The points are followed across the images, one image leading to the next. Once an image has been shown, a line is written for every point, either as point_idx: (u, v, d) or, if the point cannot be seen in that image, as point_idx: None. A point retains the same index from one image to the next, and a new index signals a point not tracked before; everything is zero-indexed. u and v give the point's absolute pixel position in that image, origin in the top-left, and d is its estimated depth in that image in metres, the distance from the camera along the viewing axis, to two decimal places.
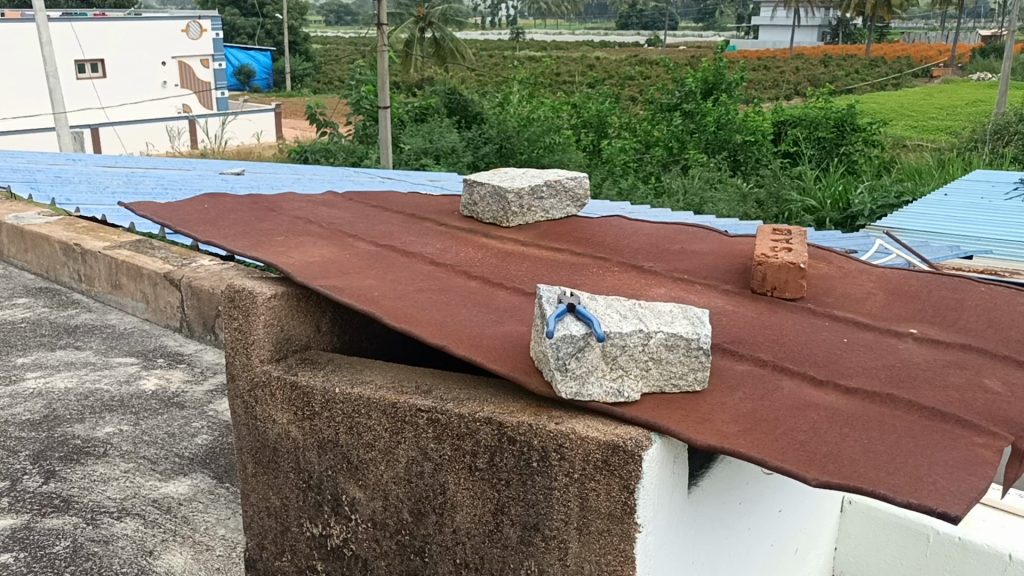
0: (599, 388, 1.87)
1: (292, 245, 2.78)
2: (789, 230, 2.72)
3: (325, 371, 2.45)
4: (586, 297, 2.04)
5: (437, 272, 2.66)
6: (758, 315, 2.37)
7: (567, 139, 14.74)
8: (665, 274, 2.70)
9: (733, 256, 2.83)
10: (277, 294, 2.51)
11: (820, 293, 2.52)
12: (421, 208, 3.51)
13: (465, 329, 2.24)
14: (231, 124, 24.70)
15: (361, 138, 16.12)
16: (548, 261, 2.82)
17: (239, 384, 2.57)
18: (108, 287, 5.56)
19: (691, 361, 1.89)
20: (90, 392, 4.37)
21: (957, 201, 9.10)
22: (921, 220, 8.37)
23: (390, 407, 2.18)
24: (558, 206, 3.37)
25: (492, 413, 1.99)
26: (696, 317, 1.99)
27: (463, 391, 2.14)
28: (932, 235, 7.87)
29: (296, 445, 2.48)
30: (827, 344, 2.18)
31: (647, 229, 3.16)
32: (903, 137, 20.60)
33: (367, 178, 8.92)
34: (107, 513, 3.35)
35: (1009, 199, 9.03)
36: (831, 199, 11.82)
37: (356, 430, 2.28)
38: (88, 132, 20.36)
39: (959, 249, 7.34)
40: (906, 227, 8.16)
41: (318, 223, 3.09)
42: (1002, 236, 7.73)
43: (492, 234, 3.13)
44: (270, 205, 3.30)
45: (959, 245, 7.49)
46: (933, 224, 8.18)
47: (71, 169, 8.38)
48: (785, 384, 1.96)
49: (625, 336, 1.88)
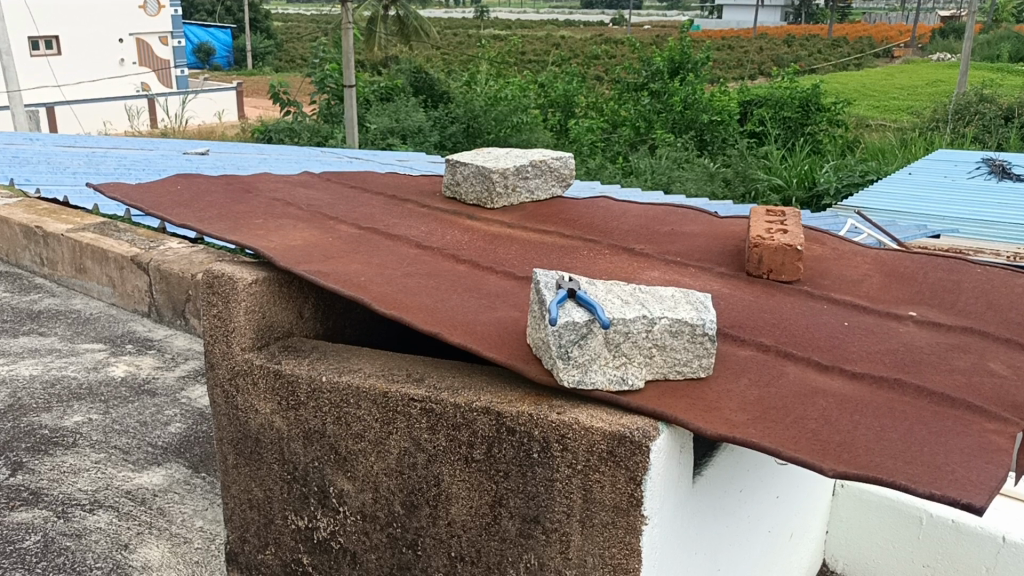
0: (603, 376, 1.81)
1: (271, 229, 2.68)
2: (783, 211, 2.67)
3: (310, 359, 2.36)
4: (585, 282, 1.98)
5: (424, 256, 2.58)
6: (756, 299, 2.32)
7: (534, 119, 14.64)
8: (657, 256, 2.64)
9: (725, 237, 2.78)
10: (259, 279, 2.42)
11: (816, 275, 2.49)
12: (402, 189, 3.41)
13: (458, 315, 2.17)
14: (191, 102, 24.22)
15: (326, 117, 15.88)
16: (537, 244, 2.75)
17: (220, 373, 2.49)
18: (71, 271, 5.39)
19: (696, 347, 1.84)
20: (57, 380, 4.23)
21: (922, 180, 9.17)
22: (887, 199, 8.43)
23: (380, 396, 2.10)
24: (543, 186, 3.29)
25: (489, 402, 1.92)
26: (700, 301, 1.94)
27: (457, 378, 2.07)
28: (900, 214, 7.91)
29: (279, 436, 2.40)
30: (828, 328, 2.14)
31: (635, 210, 3.10)
32: (864, 117, 20.77)
33: (335, 158, 8.76)
34: (78, 505, 3.24)
35: (973, 177, 9.12)
36: (797, 178, 11.92)
37: (344, 420, 2.20)
38: (44, 110, 19.83)
39: (926, 228, 7.40)
40: (873, 206, 8.21)
41: (297, 205, 2.99)
42: (969, 215, 7.78)
43: (475, 216, 3.04)
44: (246, 186, 3.19)
45: (926, 224, 7.54)
46: (901, 203, 8.22)
47: (28, 149, 8.11)
48: (789, 371, 1.92)
49: (629, 322, 1.81)
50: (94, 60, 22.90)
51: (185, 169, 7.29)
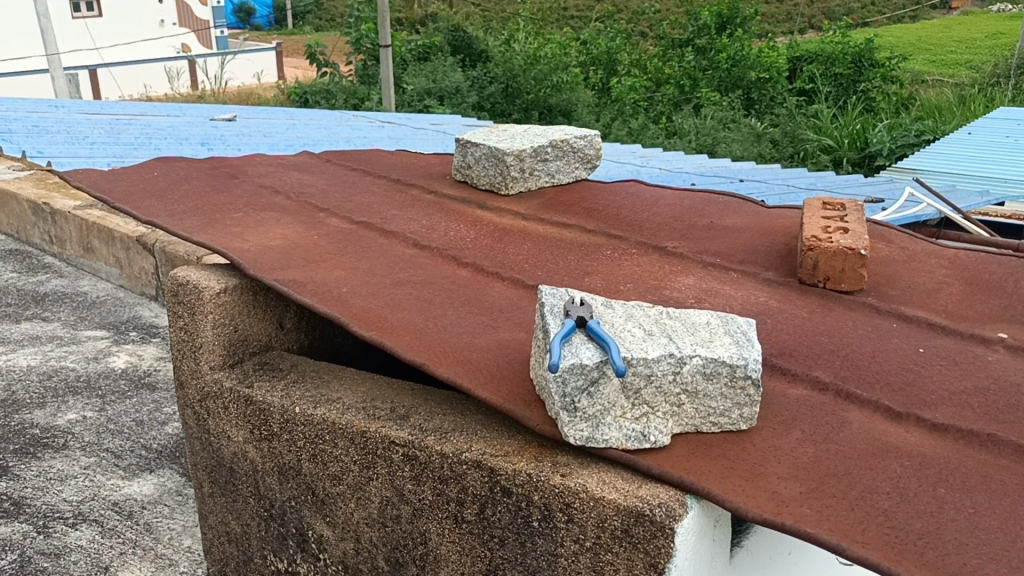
0: (618, 432, 1.45)
1: (248, 225, 2.35)
2: (843, 203, 2.26)
3: (286, 382, 2.04)
4: (599, 305, 1.63)
5: (421, 258, 2.23)
6: (810, 315, 1.94)
7: (575, 78, 14.10)
8: (693, 256, 2.27)
9: (773, 232, 2.39)
10: (229, 288, 2.10)
11: (882, 284, 2.10)
12: (409, 171, 3.06)
13: (450, 337, 1.82)
14: (229, 62, 23.96)
15: (362, 78, 15.47)
16: (553, 240, 2.39)
17: (189, 393, 2.19)
18: (79, 250, 5.14)
19: (735, 394, 1.48)
20: (54, 371, 3.96)
21: (983, 140, 8.56)
22: (946, 162, 7.86)
23: (358, 436, 1.78)
24: (565, 169, 2.90)
25: (481, 454, 1.58)
26: (741, 330, 1.58)
27: (448, 416, 1.74)
28: (961, 177, 7.37)
29: (253, 468, 2.09)
30: (898, 357, 1.77)
31: (670, 197, 2.71)
32: (921, 72, 19.78)
33: (364, 122, 8.38)
34: (60, 519, 2.96)
35: None
36: (849, 138, 11.34)
37: (320, 458, 1.88)
38: (84, 73, 19.66)
39: (989, 194, 6.84)
40: (930, 169, 7.66)
41: (286, 194, 2.66)
42: None
43: (486, 204, 2.69)
44: (234, 171, 2.86)
45: (989, 190, 6.98)
46: (959, 165, 7.69)
47: (49, 116, 7.86)
48: (852, 421, 1.55)
49: (651, 364, 1.46)
50: (131, 20, 22.60)
51: (209, 137, 6.95)
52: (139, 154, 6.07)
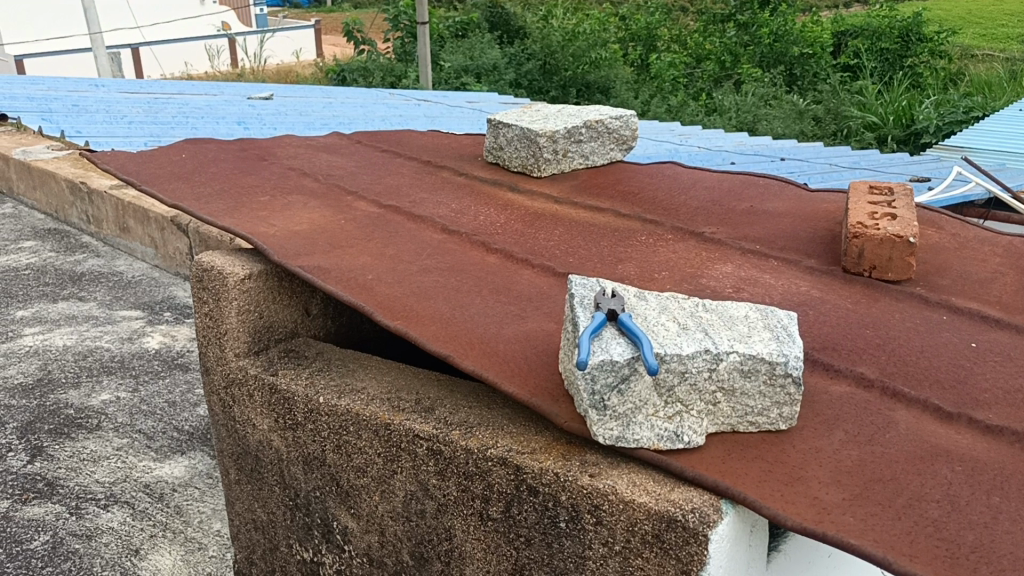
0: (650, 431, 1.38)
1: (274, 209, 2.31)
2: (891, 187, 2.16)
3: (310, 370, 2.00)
4: (632, 297, 1.56)
5: (449, 243, 2.17)
6: (855, 306, 1.85)
7: (613, 54, 13.90)
8: (732, 242, 2.18)
9: (817, 217, 2.29)
10: (253, 274, 2.05)
11: (932, 273, 2.00)
12: (440, 152, 3.00)
13: (477, 327, 1.76)
14: (268, 40, 24.00)
15: (400, 56, 15.38)
16: (586, 224, 2.32)
17: (215, 379, 2.16)
18: (116, 230, 5.17)
19: (774, 392, 1.41)
20: (90, 352, 3.97)
21: None
22: (996, 140, 7.60)
23: (383, 428, 1.73)
24: (599, 151, 2.82)
25: (507, 450, 1.52)
26: (781, 324, 1.49)
27: (473, 409, 1.68)
28: (1011, 155, 7.12)
29: (278, 457, 2.05)
30: (949, 352, 1.68)
31: (708, 180, 2.62)
32: (970, 46, 19.19)
33: (401, 99, 8.31)
34: (93, 500, 2.97)
35: None
36: (894, 115, 11.02)
37: (344, 450, 1.84)
38: (126, 52, 19.82)
39: None
40: (980, 147, 7.40)
41: (314, 177, 2.61)
42: None
43: (517, 187, 2.62)
44: (262, 153, 2.82)
45: None
46: (1009, 143, 7.44)
47: (89, 94, 7.89)
48: (899, 421, 1.47)
49: (686, 360, 1.39)
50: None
51: (246, 115, 6.91)
52: (176, 133, 6.05)
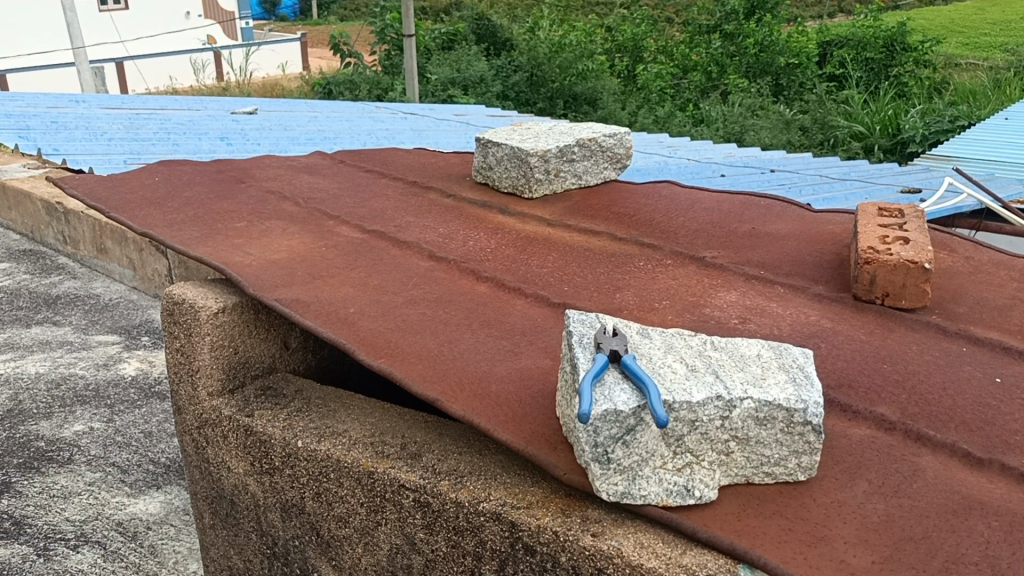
0: (657, 486, 1.26)
1: (251, 236, 2.18)
2: (901, 208, 2.05)
3: (289, 410, 1.87)
4: (633, 335, 1.44)
5: (436, 271, 2.05)
6: (869, 338, 1.74)
7: (600, 66, 13.84)
8: (735, 267, 2.07)
9: (823, 239, 2.18)
10: (227, 307, 1.92)
11: (947, 300, 1.89)
12: (426, 172, 2.88)
13: (467, 366, 1.64)
14: (254, 53, 23.85)
15: (386, 68, 15.24)
16: (580, 249, 2.20)
17: (188, 419, 2.03)
18: (93, 251, 5.02)
19: (792, 441, 1.29)
20: (63, 379, 3.81)
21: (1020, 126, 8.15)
22: (983, 150, 7.50)
23: (366, 476, 1.60)
24: (593, 170, 2.71)
25: (501, 504, 1.40)
26: (797, 364, 1.38)
27: (463, 456, 1.56)
28: (1000, 164, 7.03)
29: (255, 503, 1.92)
30: (974, 387, 1.56)
31: (707, 200, 2.51)
32: (953, 55, 19.22)
33: (388, 112, 8.18)
34: (62, 541, 2.83)
35: None
36: (881, 124, 10.96)
37: (325, 498, 1.71)
38: (110, 66, 19.64)
39: None
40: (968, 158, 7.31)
41: (294, 200, 2.48)
42: None
43: (507, 209, 2.50)
44: (240, 175, 2.69)
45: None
46: (999, 152, 7.34)
47: (69, 110, 7.73)
48: (926, 469, 1.35)
49: (695, 408, 1.27)
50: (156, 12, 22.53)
51: (229, 131, 6.74)
52: (156, 150, 5.88)
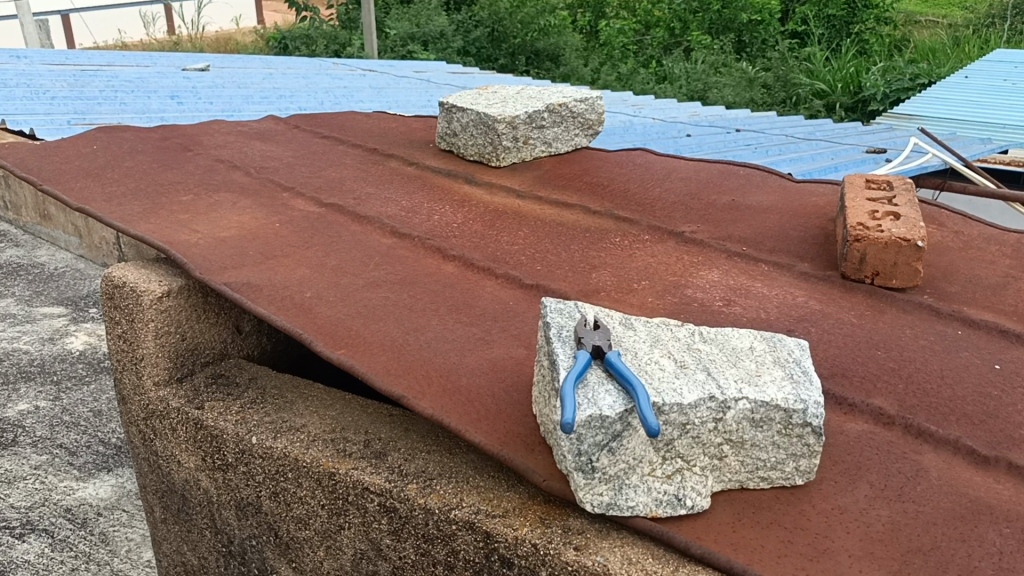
0: (646, 496, 1.16)
1: (198, 210, 2.02)
2: (890, 180, 1.96)
3: (242, 401, 1.73)
4: (616, 326, 1.33)
5: (399, 249, 1.91)
6: (860, 321, 1.65)
7: (562, 21, 13.59)
8: (716, 243, 1.96)
9: (806, 212, 2.08)
10: (173, 290, 1.78)
11: (938, 278, 1.80)
12: (387, 138, 2.72)
13: (435, 357, 1.52)
14: (206, 6, 23.09)
15: (344, 22, 14.80)
16: (552, 224, 2.08)
17: (133, 409, 1.88)
18: (36, 217, 4.78)
19: (790, 444, 1.19)
20: (6, 355, 3.60)
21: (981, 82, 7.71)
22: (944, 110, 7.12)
23: (326, 478, 1.48)
24: (564, 136, 2.57)
25: (475, 512, 1.29)
26: (793, 358, 1.28)
27: (433, 455, 1.44)
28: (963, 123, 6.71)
29: (208, 499, 1.80)
30: (973, 375, 1.48)
31: (683, 170, 2.39)
32: (914, 13, 19.11)
33: (346, 69, 7.89)
34: (6, 530, 2.65)
35: None
36: (843, 82, 10.88)
37: (282, 498, 1.59)
38: (55, 18, 18.87)
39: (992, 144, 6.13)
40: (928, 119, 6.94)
41: (246, 169, 2.32)
42: None
43: (474, 178, 2.36)
44: (187, 142, 2.52)
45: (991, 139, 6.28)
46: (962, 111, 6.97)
47: (9, 65, 7.34)
48: (929, 469, 1.27)
49: (686, 410, 1.17)
50: None
51: (179, 88, 6.39)
52: (103, 110, 5.53)
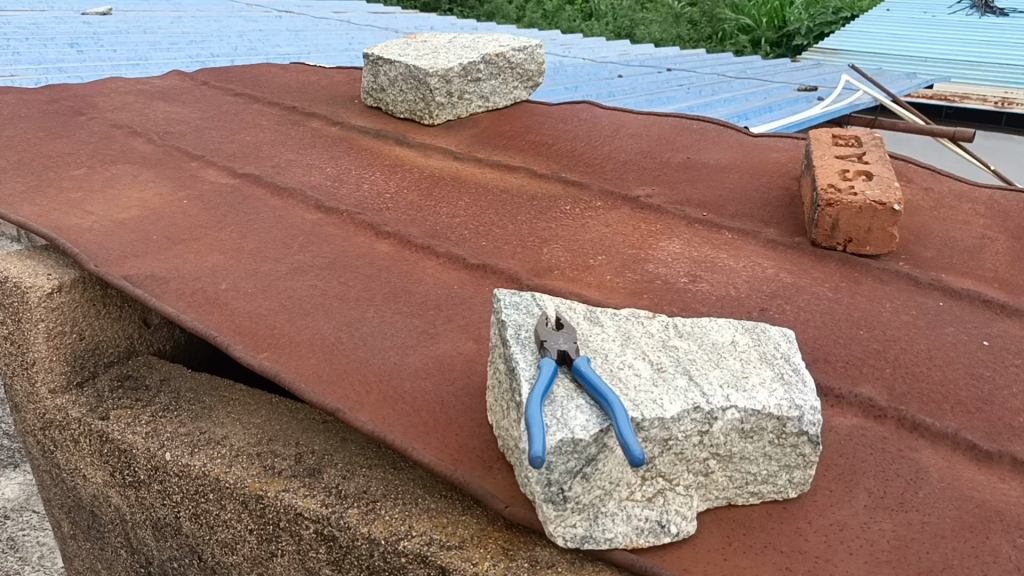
0: (624, 525, 1.01)
1: (92, 187, 1.77)
2: (857, 136, 1.84)
3: (153, 406, 1.53)
4: (579, 323, 1.16)
5: (325, 226, 1.71)
6: (836, 295, 1.51)
7: None
8: (674, 208, 1.81)
9: (767, 173, 1.94)
10: (65, 285, 1.55)
11: (911, 242, 1.68)
12: (308, 94, 2.49)
13: (372, 356, 1.33)
14: None
15: None
16: (494, 192, 1.89)
17: (28, 418, 1.66)
18: None
19: (783, 454, 1.06)
20: None
21: (911, 7, 6.88)
22: (870, 40, 6.35)
23: (253, 501, 1.30)
24: (502, 89, 2.37)
25: (427, 543, 1.12)
26: (781, 354, 1.14)
27: (375, 473, 1.27)
28: (890, 55, 5.93)
29: (121, 516, 1.60)
30: (963, 355, 1.36)
31: (632, 127, 2.23)
32: None
33: (260, 11, 7.40)
34: None
35: None
36: (768, 16, 10.20)
37: (204, 520, 1.41)
38: None
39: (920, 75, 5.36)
40: (853, 52, 6.19)
41: (147, 135, 2.07)
42: (979, 53, 5.68)
43: (405, 139, 2.15)
44: (80, 104, 2.24)
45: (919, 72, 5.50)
46: (890, 41, 6.19)
47: None
48: (929, 469, 1.14)
49: (668, 424, 1.01)
50: None
51: (79, 35, 5.61)
52: None
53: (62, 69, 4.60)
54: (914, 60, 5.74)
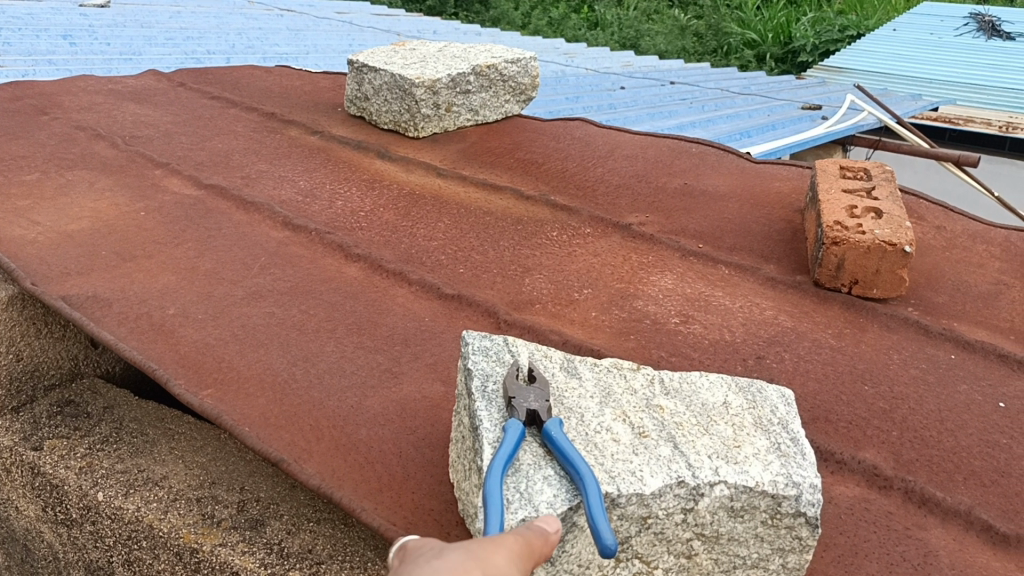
0: None
1: (43, 195, 1.65)
2: (867, 169, 1.73)
3: (91, 437, 1.40)
4: (554, 375, 1.04)
5: (292, 245, 1.59)
6: (840, 343, 1.39)
7: None
8: (668, 238, 1.68)
9: (769, 204, 1.82)
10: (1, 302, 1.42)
11: (921, 285, 1.56)
12: (289, 100, 2.37)
13: (327, 397, 1.21)
14: None
15: None
16: (477, 213, 1.77)
17: None
18: None
19: (776, 537, 0.94)
20: None
21: (917, 28, 6.76)
22: (875, 60, 6.22)
23: (187, 553, 1.18)
24: (492, 103, 2.25)
25: None
26: (778, 419, 1.02)
27: (322, 529, 1.14)
28: (895, 76, 5.80)
29: (54, 553, 1.48)
30: (978, 419, 1.24)
31: (627, 148, 2.11)
32: None
33: (261, 9, 7.27)
34: None
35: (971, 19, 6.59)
36: (773, 31, 10.06)
37: (138, 567, 1.28)
38: None
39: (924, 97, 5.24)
40: (858, 71, 6.05)
41: (111, 138, 1.94)
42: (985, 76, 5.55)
43: (386, 152, 2.03)
44: (44, 104, 2.12)
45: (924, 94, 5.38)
46: (895, 62, 6.07)
47: None
48: (939, 552, 1.02)
49: (648, 500, 0.89)
50: None
51: (73, 27, 5.44)
52: None
53: (49, 62, 4.45)
54: (919, 81, 5.61)
